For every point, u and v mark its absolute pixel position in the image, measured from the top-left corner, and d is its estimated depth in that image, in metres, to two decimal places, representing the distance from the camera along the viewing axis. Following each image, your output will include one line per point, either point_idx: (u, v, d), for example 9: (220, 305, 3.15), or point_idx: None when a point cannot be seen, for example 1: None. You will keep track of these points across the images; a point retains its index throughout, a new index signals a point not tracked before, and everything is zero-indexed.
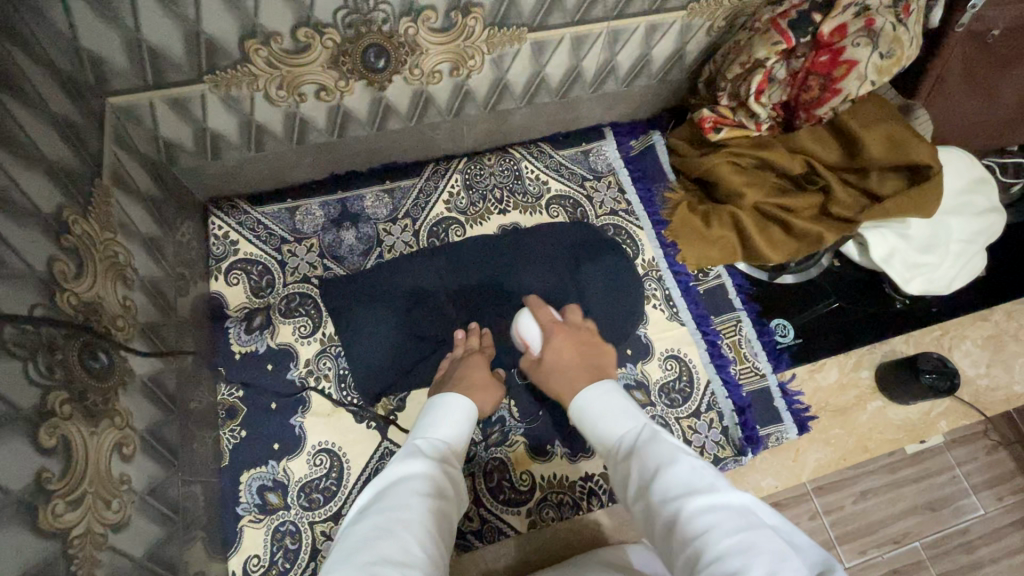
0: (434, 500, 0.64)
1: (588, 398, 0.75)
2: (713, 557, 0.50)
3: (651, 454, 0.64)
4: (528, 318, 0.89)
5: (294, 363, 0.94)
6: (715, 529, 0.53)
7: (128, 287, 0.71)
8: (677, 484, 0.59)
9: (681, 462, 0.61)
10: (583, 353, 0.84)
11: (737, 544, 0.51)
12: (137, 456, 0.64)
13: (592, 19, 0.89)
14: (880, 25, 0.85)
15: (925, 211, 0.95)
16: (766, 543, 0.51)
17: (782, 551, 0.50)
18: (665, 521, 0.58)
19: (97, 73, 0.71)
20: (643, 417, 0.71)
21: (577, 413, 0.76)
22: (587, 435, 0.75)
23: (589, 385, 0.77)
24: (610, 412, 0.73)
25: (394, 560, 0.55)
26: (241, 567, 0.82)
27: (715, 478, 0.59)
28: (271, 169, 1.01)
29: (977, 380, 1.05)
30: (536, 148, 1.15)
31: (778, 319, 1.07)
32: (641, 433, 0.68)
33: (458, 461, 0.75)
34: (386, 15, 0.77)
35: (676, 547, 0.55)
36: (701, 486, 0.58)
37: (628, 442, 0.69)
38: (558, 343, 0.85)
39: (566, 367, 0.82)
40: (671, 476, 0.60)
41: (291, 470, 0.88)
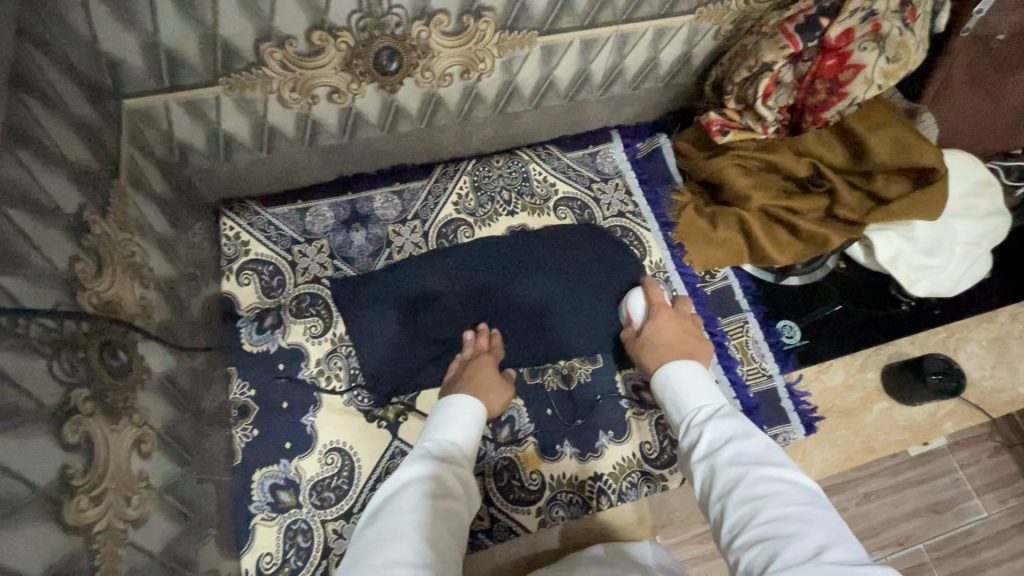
0: (443, 501, 0.65)
1: (676, 367, 0.81)
2: (776, 518, 0.55)
3: (725, 424, 0.69)
4: (638, 294, 0.97)
5: (306, 363, 0.95)
6: (782, 498, 0.57)
7: (144, 286, 0.72)
8: (749, 454, 0.63)
9: (755, 437, 0.65)
10: (681, 334, 0.90)
11: (801, 515, 0.55)
12: (154, 454, 0.65)
13: (601, 23, 0.90)
14: (886, 30, 0.86)
15: (930, 213, 0.95)
16: (828, 520, 0.54)
17: (839, 529, 0.54)
18: (727, 480, 0.62)
19: (115, 75, 0.72)
20: (723, 395, 0.76)
21: (662, 375, 0.82)
22: (663, 399, 0.81)
23: (680, 359, 0.83)
24: (693, 383, 0.78)
25: (405, 561, 0.55)
26: (254, 564, 0.83)
27: (784, 459, 0.63)
28: (282, 171, 1.02)
29: (982, 382, 1.06)
30: (544, 150, 1.16)
31: (784, 320, 1.07)
32: (718, 407, 0.73)
33: (467, 462, 0.75)
34: (400, 18, 0.78)
35: (732, 503, 0.59)
36: (772, 460, 0.62)
37: (703, 412, 0.74)
38: (661, 320, 0.92)
39: (661, 340, 0.89)
40: (744, 445, 0.65)
41: (303, 469, 0.89)
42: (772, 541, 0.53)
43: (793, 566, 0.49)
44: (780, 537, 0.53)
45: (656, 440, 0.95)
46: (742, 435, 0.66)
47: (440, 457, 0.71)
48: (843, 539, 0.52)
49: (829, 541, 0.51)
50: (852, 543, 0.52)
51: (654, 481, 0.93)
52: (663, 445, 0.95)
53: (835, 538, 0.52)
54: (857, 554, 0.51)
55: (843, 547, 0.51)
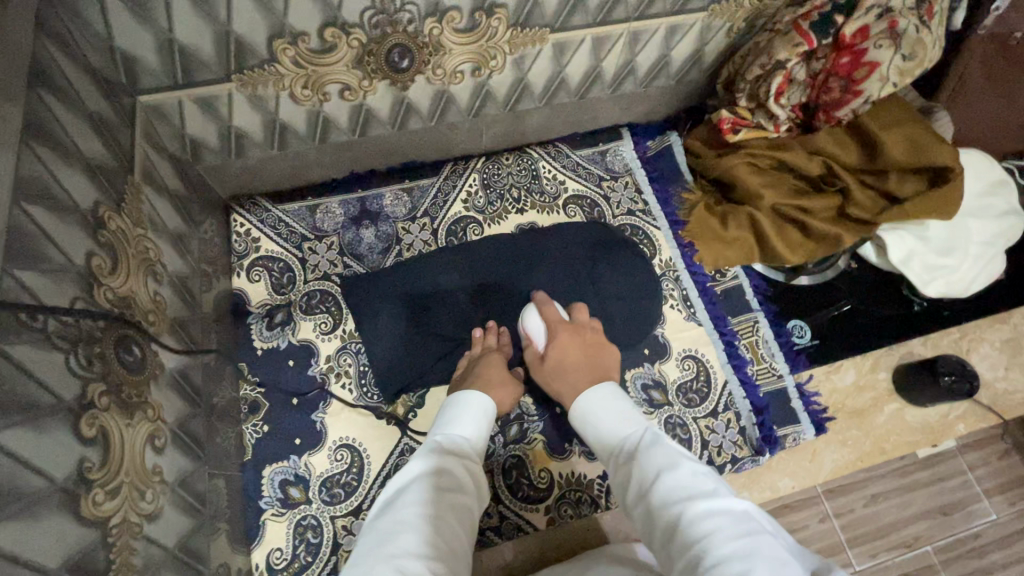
0: (454, 495, 0.65)
1: (590, 403, 0.78)
2: (711, 554, 0.52)
3: (652, 458, 0.67)
4: (533, 316, 0.94)
5: (316, 359, 0.95)
6: (713, 529, 0.55)
7: (158, 282, 0.73)
8: (679, 488, 0.61)
9: (683, 468, 0.64)
10: (585, 351, 0.88)
11: (736, 544, 0.53)
12: (167, 448, 0.65)
13: (613, 20, 0.90)
14: (903, 27, 0.86)
15: (945, 213, 0.95)
16: (765, 545, 0.52)
17: (779, 555, 0.52)
18: (664, 522, 0.60)
19: (129, 72, 0.73)
20: (646, 423, 0.74)
21: (579, 414, 0.79)
22: (590, 442, 0.78)
23: (590, 388, 0.81)
24: (613, 419, 0.76)
25: (417, 553, 0.56)
26: (264, 560, 0.84)
27: (716, 486, 0.62)
28: (292, 168, 1.02)
29: (995, 384, 1.05)
30: (553, 148, 1.15)
31: (795, 320, 1.07)
32: (645, 440, 0.71)
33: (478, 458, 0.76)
34: (413, 15, 0.78)
35: (672, 548, 0.57)
36: (701, 491, 0.60)
37: (632, 448, 0.71)
38: (560, 341, 0.89)
39: (566, 365, 0.86)
40: (674, 479, 0.63)
41: (313, 465, 0.89)
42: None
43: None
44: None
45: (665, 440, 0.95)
46: (670, 467, 0.65)
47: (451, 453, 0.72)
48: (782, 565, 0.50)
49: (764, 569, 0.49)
50: (788, 565, 0.51)
51: None
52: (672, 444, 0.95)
53: (773, 564, 0.50)
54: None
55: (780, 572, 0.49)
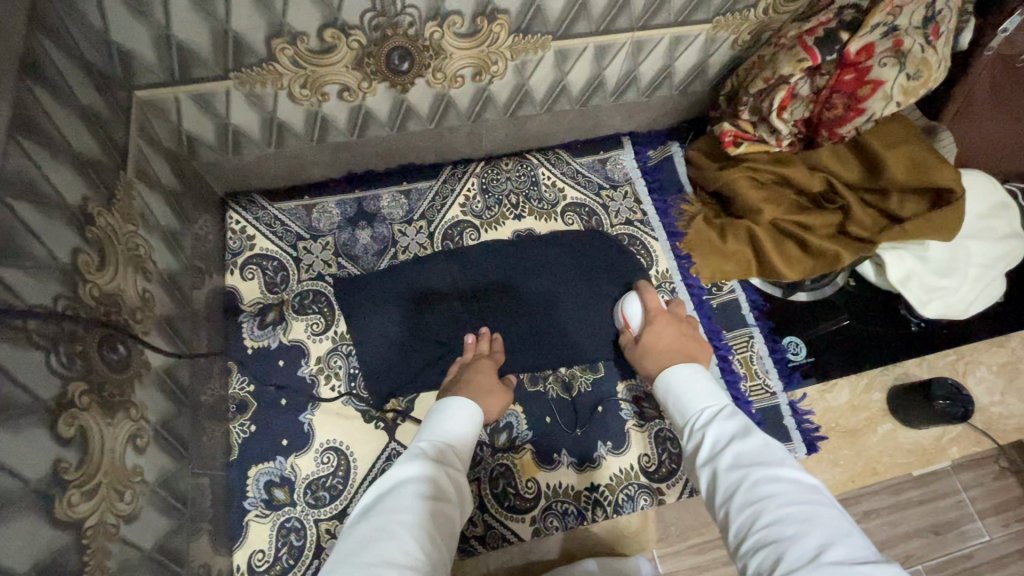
0: (438, 503, 0.64)
1: (674, 371, 0.81)
2: (778, 520, 0.54)
3: (727, 426, 0.69)
4: (633, 301, 0.97)
5: (306, 360, 0.94)
6: (781, 498, 0.56)
7: (147, 279, 0.72)
8: (751, 454, 0.63)
9: (755, 437, 0.65)
10: (681, 337, 0.89)
11: (803, 515, 0.54)
12: (150, 448, 0.65)
13: (616, 29, 0.89)
14: (908, 46, 0.84)
15: (946, 233, 0.94)
16: (833, 519, 0.54)
17: (845, 528, 0.53)
18: (730, 484, 0.62)
19: (126, 66, 0.72)
20: (724, 396, 0.76)
21: (661, 382, 0.82)
22: (664, 402, 0.81)
23: (681, 364, 0.82)
24: (690, 386, 0.78)
25: (396, 562, 0.55)
26: (246, 561, 0.83)
27: (785, 456, 0.63)
28: (290, 167, 1.02)
29: (991, 408, 1.04)
30: (554, 155, 1.15)
31: (790, 336, 1.05)
32: (718, 409, 0.73)
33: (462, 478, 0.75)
34: (414, 18, 0.78)
35: (737, 508, 0.59)
36: (773, 460, 0.62)
37: (704, 413, 0.74)
38: (658, 326, 0.91)
39: (661, 344, 0.88)
40: (744, 445, 0.65)
41: (298, 467, 0.88)
42: (775, 545, 0.53)
43: (798, 570, 0.49)
44: (783, 540, 0.52)
45: (655, 453, 0.94)
46: (742, 435, 0.66)
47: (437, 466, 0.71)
48: (850, 537, 0.51)
49: (832, 540, 0.51)
50: (856, 538, 0.52)
51: (651, 494, 0.92)
52: (661, 457, 0.94)
53: (840, 535, 0.52)
54: (864, 551, 0.50)
55: (848, 546, 0.50)
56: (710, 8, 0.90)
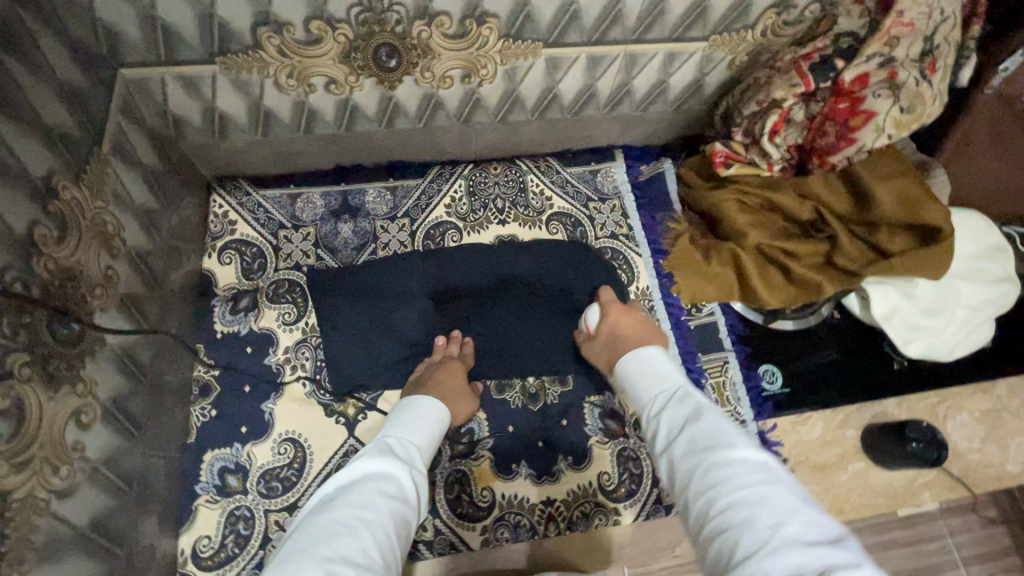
0: (396, 496, 0.64)
1: (630, 358, 0.80)
2: (730, 509, 0.53)
3: (680, 411, 0.67)
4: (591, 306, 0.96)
5: (274, 349, 0.94)
6: (732, 484, 0.55)
7: (113, 256, 0.72)
8: (701, 439, 0.62)
9: (706, 419, 0.64)
10: (634, 324, 0.89)
11: (753, 498, 0.53)
12: (95, 425, 0.65)
13: (609, 41, 0.88)
14: (903, 78, 0.83)
15: (931, 272, 0.92)
16: (784, 497, 0.53)
17: (794, 505, 0.52)
18: (684, 473, 0.61)
19: (111, 44, 0.73)
20: (678, 376, 0.74)
21: (621, 370, 0.81)
22: (624, 388, 0.79)
23: (635, 350, 0.80)
24: (646, 371, 0.76)
25: (355, 561, 0.55)
26: (190, 546, 0.82)
27: (736, 434, 0.62)
28: (277, 155, 1.02)
29: (969, 454, 1.01)
30: (544, 163, 1.14)
31: (767, 364, 1.03)
32: (672, 394, 0.71)
33: (426, 456, 0.75)
34: (401, 16, 0.77)
35: (693, 498, 0.58)
36: (723, 442, 0.60)
37: (659, 398, 0.72)
38: (616, 316, 0.91)
39: (619, 335, 0.88)
40: (696, 430, 0.63)
41: (254, 456, 0.88)
42: (727, 534, 0.52)
43: (750, 561, 0.48)
44: (734, 529, 0.52)
45: (615, 472, 0.92)
46: (693, 419, 0.65)
47: (396, 450, 0.71)
48: (800, 514, 0.51)
49: (782, 523, 0.50)
50: (804, 514, 0.51)
51: (607, 513, 0.90)
52: (622, 477, 0.92)
53: (791, 514, 0.51)
54: (816, 528, 0.50)
55: (797, 526, 0.50)
56: (706, 25, 0.89)
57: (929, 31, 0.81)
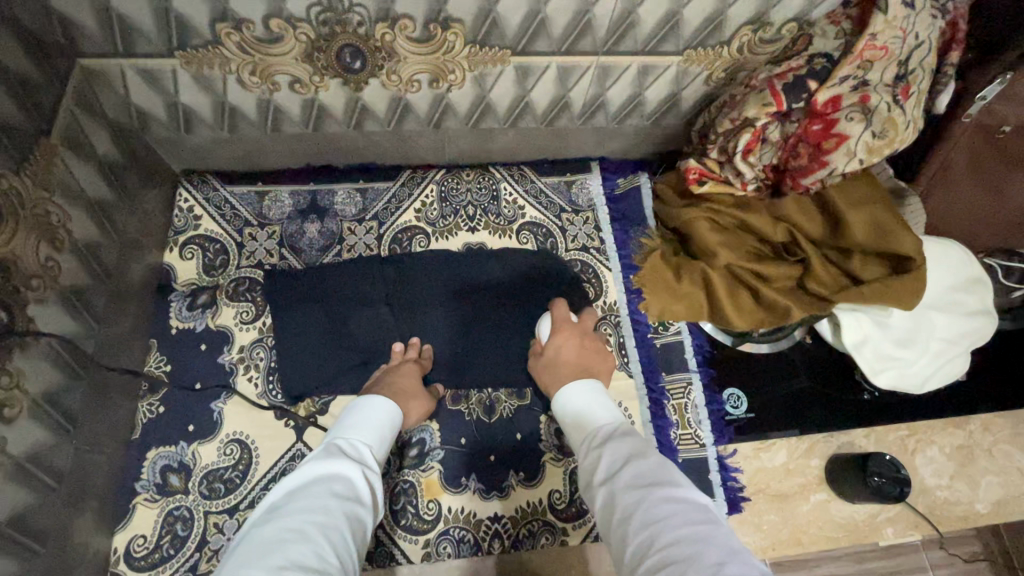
0: (350, 499, 0.62)
1: (575, 386, 0.75)
2: (673, 546, 0.50)
3: (625, 444, 0.63)
4: (546, 319, 0.94)
5: (228, 347, 0.93)
6: (676, 521, 0.53)
7: (56, 248, 0.71)
8: (645, 475, 0.58)
9: (651, 455, 0.61)
10: (583, 352, 0.85)
11: (697, 537, 0.51)
12: (20, 420, 0.64)
13: (580, 52, 0.86)
14: (874, 103, 0.82)
15: (905, 302, 0.89)
16: (724, 538, 0.51)
17: (736, 547, 0.50)
18: (624, 508, 0.56)
19: (67, 34, 0.72)
20: (620, 414, 0.71)
21: (561, 400, 0.75)
22: (561, 419, 0.74)
23: (572, 382, 0.76)
24: (590, 402, 0.72)
25: (311, 567, 0.52)
26: (125, 544, 0.81)
27: (679, 475, 0.59)
28: (245, 152, 1.01)
29: (936, 491, 0.98)
30: (518, 171, 1.12)
31: (732, 389, 1.01)
32: (617, 425, 0.67)
33: (378, 461, 0.73)
34: (363, 17, 0.76)
35: (632, 535, 0.54)
36: (667, 480, 0.57)
37: (602, 431, 0.68)
38: (560, 339, 0.88)
39: (559, 360, 0.84)
40: (639, 466, 0.60)
41: (199, 456, 0.86)
42: (670, 571, 0.49)
43: None
44: (677, 566, 0.49)
45: (567, 490, 0.90)
46: (638, 455, 0.61)
47: (347, 454, 0.68)
48: (743, 556, 0.49)
49: (725, 562, 0.48)
50: (746, 556, 0.50)
51: (555, 532, 0.88)
52: (573, 496, 0.90)
53: (732, 554, 0.49)
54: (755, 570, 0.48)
55: (741, 566, 0.48)
56: (679, 40, 0.87)
57: (903, 57, 0.79)
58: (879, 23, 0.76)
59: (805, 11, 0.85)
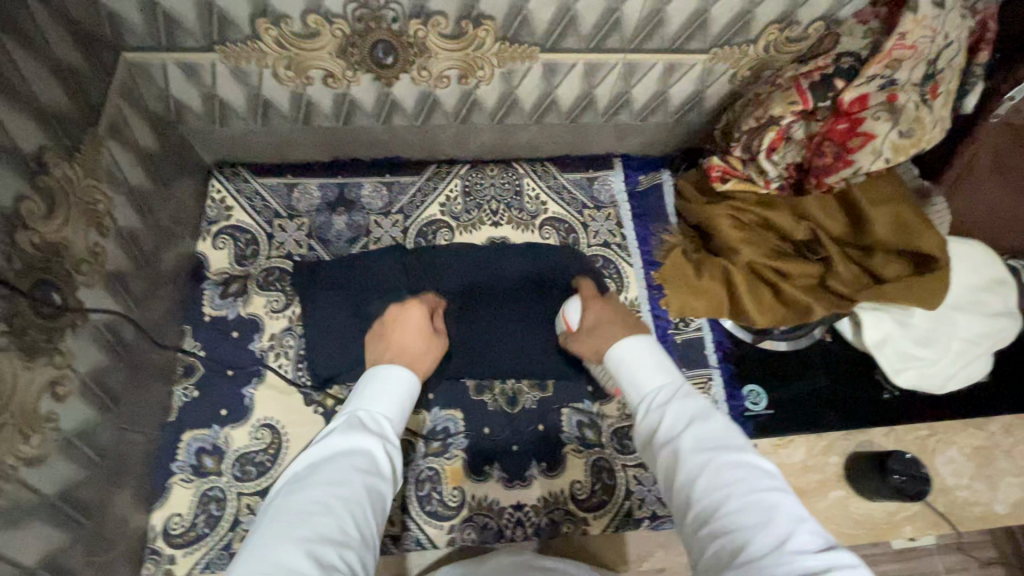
0: (374, 474, 0.62)
1: (628, 344, 0.73)
2: (741, 510, 0.52)
3: (688, 407, 0.63)
4: (570, 301, 0.93)
5: (259, 335, 0.96)
6: (744, 485, 0.54)
7: (102, 235, 0.74)
8: (713, 438, 0.59)
9: (716, 419, 0.61)
10: (619, 312, 0.83)
11: (766, 503, 0.53)
12: (71, 399, 0.67)
13: (607, 49, 0.88)
14: (902, 101, 0.82)
15: (929, 302, 0.89)
16: (790, 504, 0.53)
17: (800, 514, 0.52)
18: (691, 468, 0.57)
19: (114, 28, 0.75)
20: (677, 372, 0.70)
21: (614, 354, 0.74)
22: (614, 373, 0.73)
23: (621, 339, 0.74)
24: (647, 359, 0.71)
25: (332, 540, 0.53)
26: (162, 522, 0.84)
27: (741, 440, 0.60)
28: (276, 145, 1.03)
29: (956, 491, 0.98)
30: (541, 167, 1.14)
31: (752, 385, 1.01)
32: (676, 386, 0.67)
33: (399, 427, 0.72)
34: (397, 13, 0.78)
35: (698, 495, 0.55)
36: (733, 445, 0.58)
37: (660, 390, 0.68)
38: (593, 309, 0.86)
39: (600, 324, 0.82)
40: (705, 427, 0.60)
41: (232, 439, 0.89)
42: (738, 534, 0.51)
43: (764, 562, 0.48)
44: (745, 529, 0.51)
45: (588, 481, 0.92)
46: (703, 417, 0.62)
47: (366, 424, 0.67)
48: (807, 523, 0.51)
49: (792, 529, 0.50)
50: (810, 522, 0.52)
51: (576, 522, 0.90)
52: (594, 487, 0.92)
53: (798, 522, 0.51)
54: (820, 537, 0.50)
55: (806, 532, 0.50)
56: (706, 38, 0.88)
57: (933, 56, 0.79)
58: (908, 22, 0.76)
59: (833, 10, 0.85)
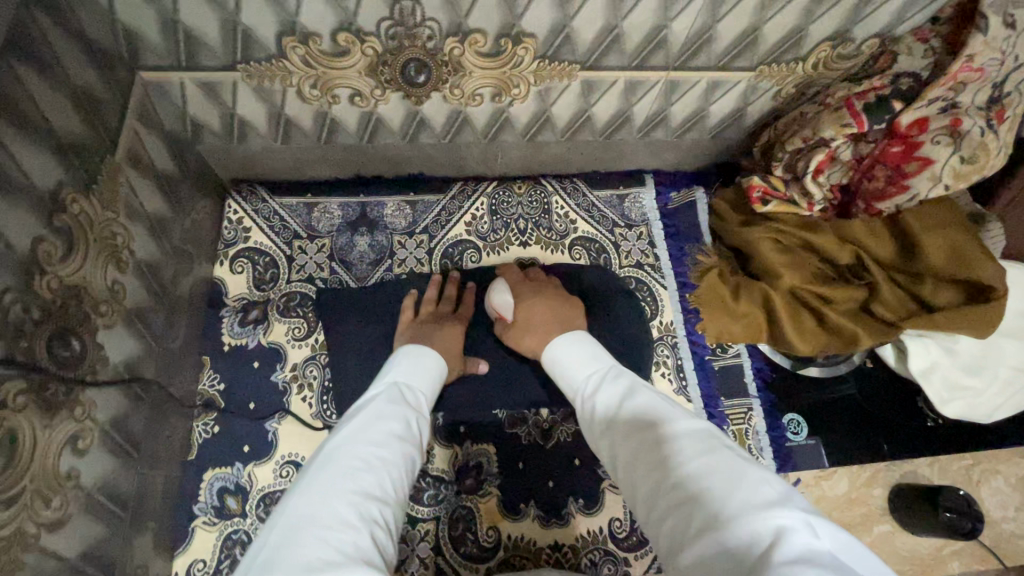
0: (407, 440, 0.63)
1: (559, 347, 0.75)
2: (674, 485, 0.49)
3: (619, 394, 0.62)
4: (498, 291, 0.89)
5: (281, 365, 0.91)
6: (674, 457, 0.51)
7: (121, 270, 0.69)
8: (641, 418, 0.57)
9: (642, 397, 0.60)
10: (555, 307, 0.84)
11: (697, 469, 0.49)
12: (92, 451, 0.62)
13: (651, 67, 0.83)
14: (966, 127, 0.77)
15: (982, 330, 0.85)
16: (726, 463, 0.48)
17: (737, 470, 0.47)
18: (629, 456, 0.56)
19: (131, 46, 0.70)
20: (614, 362, 0.70)
21: (551, 360, 0.76)
22: (557, 379, 0.75)
23: (557, 339, 0.76)
24: (579, 357, 0.72)
25: (376, 495, 0.55)
26: (185, 568, 0.80)
27: (675, 410, 0.57)
28: (295, 163, 0.98)
29: (1002, 523, 0.95)
30: (570, 184, 1.10)
31: (792, 414, 0.98)
32: (610, 376, 0.67)
33: (430, 400, 0.74)
34: (434, 31, 0.73)
35: (641, 482, 0.53)
36: (662, 418, 0.56)
37: (595, 384, 0.67)
38: (529, 302, 0.85)
39: (536, 324, 0.82)
40: (634, 409, 0.59)
41: (255, 478, 0.85)
42: (676, 511, 0.48)
43: (697, 536, 0.44)
44: (680, 505, 0.47)
45: (628, 518, 0.88)
46: (632, 399, 0.60)
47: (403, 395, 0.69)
48: (744, 478, 0.46)
49: (724, 490, 0.46)
50: (748, 475, 0.47)
51: (616, 562, 0.86)
52: (634, 524, 0.88)
53: (732, 479, 0.46)
54: (760, 489, 0.45)
55: (742, 489, 0.45)
56: (755, 55, 0.83)
57: (999, 78, 0.76)
58: (977, 44, 0.72)
59: (889, 27, 0.81)
